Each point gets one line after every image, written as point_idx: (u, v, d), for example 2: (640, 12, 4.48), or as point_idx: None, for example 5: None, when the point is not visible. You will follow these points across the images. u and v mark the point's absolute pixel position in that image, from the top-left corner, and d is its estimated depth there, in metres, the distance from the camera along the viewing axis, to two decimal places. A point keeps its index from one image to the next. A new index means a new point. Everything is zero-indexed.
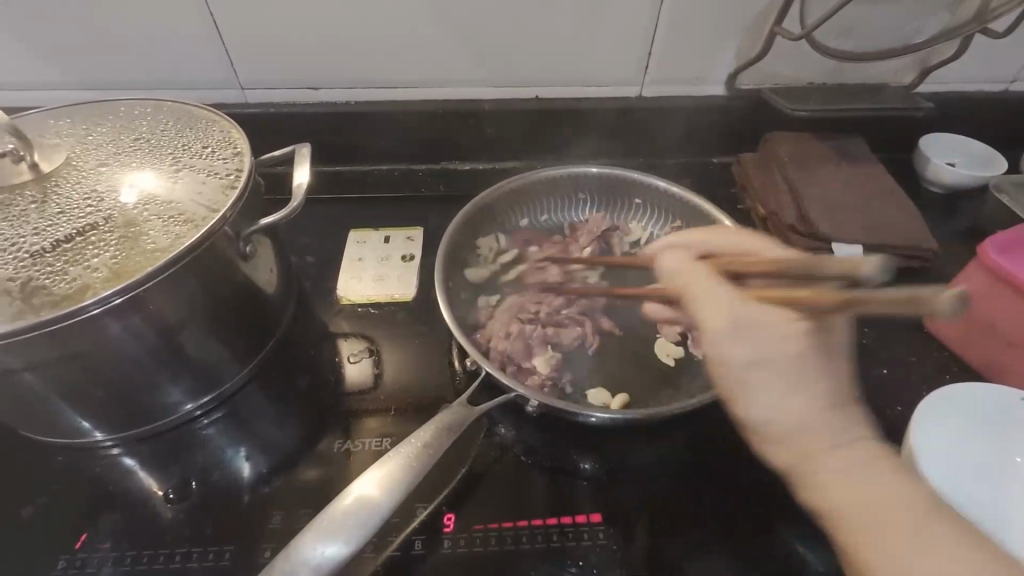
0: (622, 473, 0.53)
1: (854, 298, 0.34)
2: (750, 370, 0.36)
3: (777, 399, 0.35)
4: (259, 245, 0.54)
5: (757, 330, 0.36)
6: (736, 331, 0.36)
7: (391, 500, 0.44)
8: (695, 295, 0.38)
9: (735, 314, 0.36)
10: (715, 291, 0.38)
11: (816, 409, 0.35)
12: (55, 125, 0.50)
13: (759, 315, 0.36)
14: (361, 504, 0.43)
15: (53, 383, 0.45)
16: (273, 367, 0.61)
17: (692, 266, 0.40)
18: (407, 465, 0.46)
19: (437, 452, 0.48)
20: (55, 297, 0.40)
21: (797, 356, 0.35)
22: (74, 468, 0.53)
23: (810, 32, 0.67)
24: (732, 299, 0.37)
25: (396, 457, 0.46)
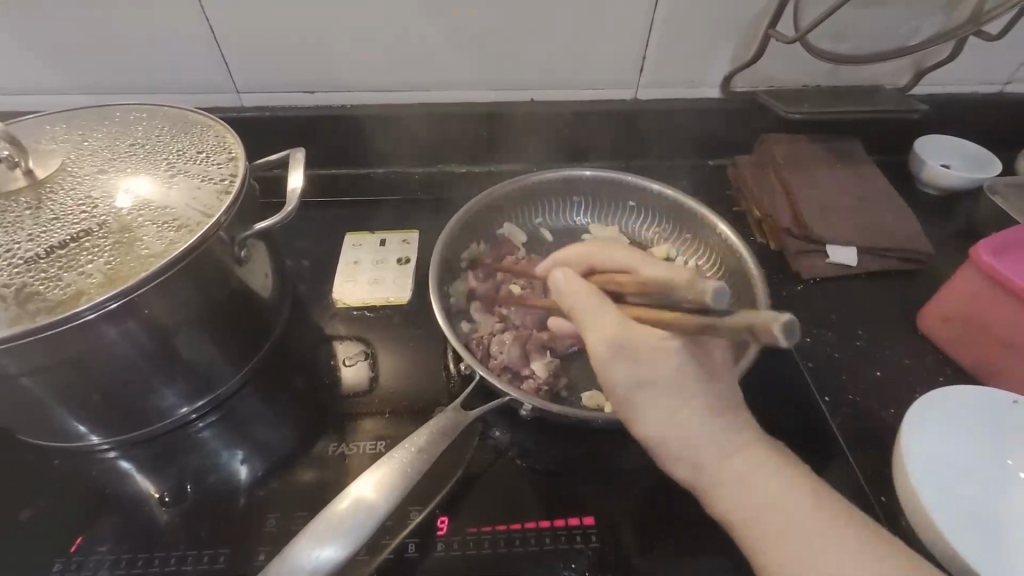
0: (615, 475, 0.53)
1: (705, 326, 0.34)
2: (641, 392, 0.41)
3: (661, 411, 0.41)
4: (254, 249, 0.54)
5: (656, 369, 0.40)
6: (618, 351, 0.40)
7: (385, 503, 0.44)
8: (584, 318, 0.43)
9: (621, 342, 0.41)
10: (590, 306, 0.43)
11: (693, 409, 0.40)
12: (50, 131, 0.50)
13: (647, 340, 0.40)
14: (356, 509, 0.44)
15: (49, 387, 0.45)
16: (269, 371, 0.61)
17: (582, 288, 0.44)
18: (401, 469, 0.46)
19: (431, 457, 0.48)
20: (50, 303, 0.40)
21: (686, 380, 0.40)
22: (70, 472, 0.54)
23: (804, 34, 0.67)
24: (618, 318, 0.42)
25: (390, 462, 0.47)
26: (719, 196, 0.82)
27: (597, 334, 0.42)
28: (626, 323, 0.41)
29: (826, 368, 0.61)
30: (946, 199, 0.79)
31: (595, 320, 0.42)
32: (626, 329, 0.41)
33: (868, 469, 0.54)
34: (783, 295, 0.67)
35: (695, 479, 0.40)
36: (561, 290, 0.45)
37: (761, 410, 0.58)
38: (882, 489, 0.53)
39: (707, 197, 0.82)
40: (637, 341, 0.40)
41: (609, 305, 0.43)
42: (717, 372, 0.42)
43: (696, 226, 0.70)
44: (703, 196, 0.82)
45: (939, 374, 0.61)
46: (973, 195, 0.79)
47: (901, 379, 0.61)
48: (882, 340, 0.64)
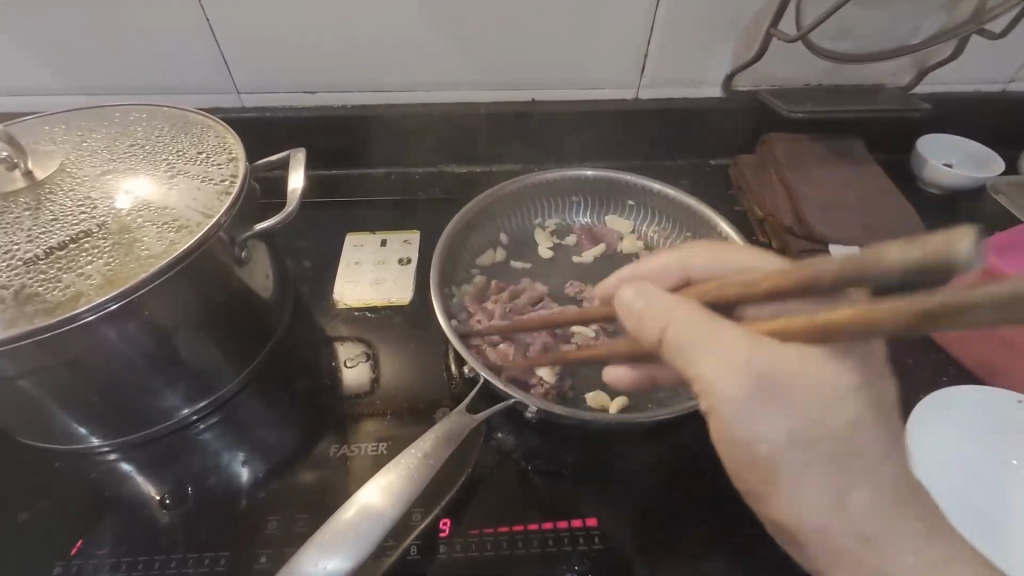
0: (619, 477, 0.53)
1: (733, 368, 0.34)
2: (742, 402, 0.35)
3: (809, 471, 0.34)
4: (255, 250, 0.54)
5: (797, 394, 0.34)
6: (753, 393, 0.34)
7: (390, 508, 0.44)
8: (686, 339, 0.37)
9: (740, 366, 0.34)
10: (689, 322, 0.37)
11: (793, 457, 0.34)
12: (50, 131, 0.50)
13: (756, 359, 0.34)
14: (361, 515, 0.43)
15: (48, 389, 0.45)
16: (269, 371, 0.61)
17: (663, 298, 0.39)
18: (406, 475, 0.46)
19: (434, 460, 0.48)
20: (49, 304, 0.40)
21: (794, 385, 0.34)
22: (71, 474, 0.54)
23: (805, 33, 0.67)
24: (700, 318, 0.37)
25: (394, 467, 0.46)
26: (721, 195, 0.81)
27: (714, 366, 0.35)
28: (739, 339, 0.35)
29: None
30: (949, 198, 0.79)
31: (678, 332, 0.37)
32: (711, 337, 0.36)
33: None
34: None
35: (740, 440, 0.36)
36: (639, 312, 0.40)
37: None
38: None
39: (709, 197, 0.81)
40: (777, 346, 0.34)
41: (677, 302, 0.39)
42: (875, 363, 0.36)
43: (697, 226, 0.70)
44: (705, 196, 0.82)
45: (943, 374, 0.61)
46: (976, 194, 0.79)
47: (907, 379, 0.60)
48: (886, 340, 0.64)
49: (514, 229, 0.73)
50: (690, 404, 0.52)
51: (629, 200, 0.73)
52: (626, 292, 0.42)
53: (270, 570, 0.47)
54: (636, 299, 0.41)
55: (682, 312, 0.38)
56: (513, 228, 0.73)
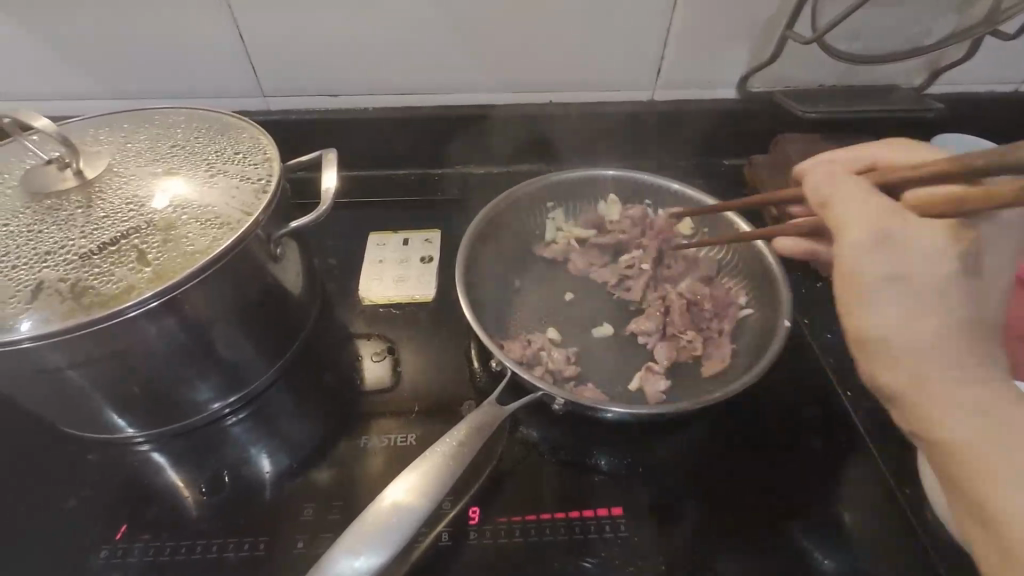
0: (640, 467, 0.54)
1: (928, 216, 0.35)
2: (876, 272, 0.35)
3: (896, 304, 0.34)
4: (288, 246, 0.56)
5: (926, 318, 0.34)
6: (881, 241, 0.35)
7: (428, 499, 0.45)
8: (830, 196, 0.39)
9: (887, 230, 0.35)
10: (853, 193, 0.37)
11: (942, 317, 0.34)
12: (94, 133, 0.52)
13: (894, 221, 0.35)
14: (399, 504, 0.45)
15: (96, 380, 0.47)
16: (299, 366, 0.63)
17: (834, 176, 0.40)
18: (441, 468, 0.47)
19: (469, 452, 0.49)
20: (102, 296, 0.42)
21: (917, 274, 0.34)
22: (111, 463, 0.55)
23: (820, 36, 0.68)
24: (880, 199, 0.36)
25: (425, 461, 0.48)
26: (736, 195, 0.83)
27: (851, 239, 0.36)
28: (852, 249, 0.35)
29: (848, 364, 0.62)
30: None
31: (862, 206, 0.36)
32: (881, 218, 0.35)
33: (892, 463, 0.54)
34: (802, 292, 0.68)
35: (878, 337, 0.35)
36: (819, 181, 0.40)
37: (781, 403, 0.59)
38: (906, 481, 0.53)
39: (724, 196, 0.82)
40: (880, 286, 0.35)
41: (873, 195, 0.37)
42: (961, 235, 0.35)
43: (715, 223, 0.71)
44: (721, 196, 0.83)
45: None
46: None
47: None
48: None
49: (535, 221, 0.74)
50: (714, 395, 0.53)
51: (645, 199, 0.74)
52: (814, 175, 0.41)
53: (306, 555, 0.49)
54: (821, 180, 0.40)
55: (907, 230, 0.35)
56: (534, 220, 0.74)
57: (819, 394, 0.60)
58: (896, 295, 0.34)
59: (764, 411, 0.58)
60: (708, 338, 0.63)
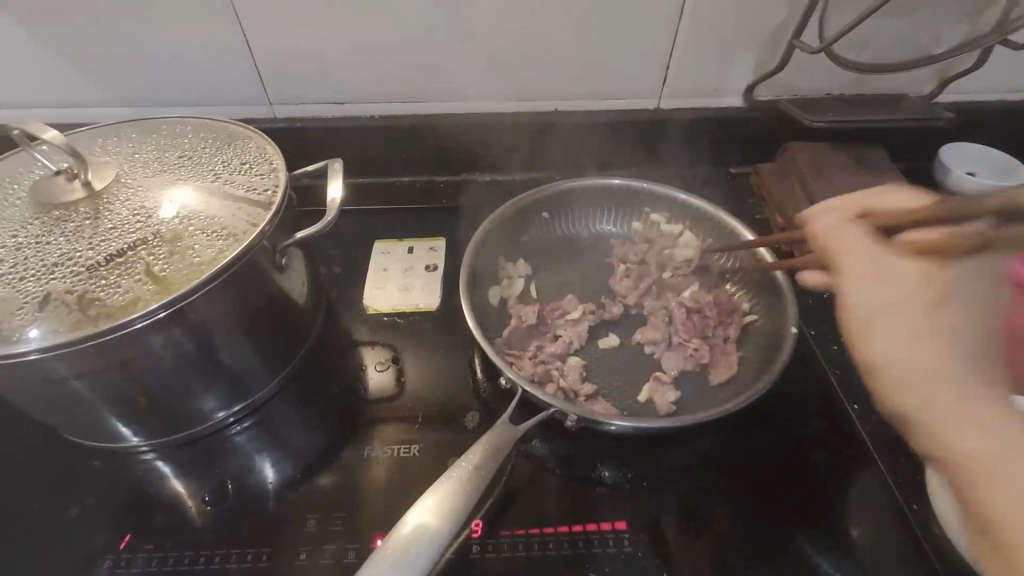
0: (645, 480, 0.54)
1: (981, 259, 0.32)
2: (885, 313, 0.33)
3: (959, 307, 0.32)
4: (293, 256, 0.56)
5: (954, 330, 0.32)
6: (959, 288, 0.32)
7: (445, 527, 0.45)
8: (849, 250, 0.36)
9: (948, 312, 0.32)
10: (867, 251, 0.35)
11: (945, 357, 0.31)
12: (102, 143, 0.53)
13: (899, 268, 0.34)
14: (418, 531, 0.44)
15: (101, 389, 0.47)
16: (303, 374, 0.63)
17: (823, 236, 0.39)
18: (458, 493, 0.47)
19: (486, 477, 0.48)
20: (109, 309, 0.42)
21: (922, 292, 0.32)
22: (117, 472, 0.56)
23: (827, 45, 0.67)
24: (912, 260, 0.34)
25: (446, 482, 0.47)
26: (742, 204, 0.82)
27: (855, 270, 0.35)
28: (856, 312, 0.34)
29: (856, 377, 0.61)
30: None
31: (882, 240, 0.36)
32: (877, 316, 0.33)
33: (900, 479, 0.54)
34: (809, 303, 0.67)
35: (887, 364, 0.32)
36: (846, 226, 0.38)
37: (788, 416, 0.59)
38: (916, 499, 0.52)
39: (729, 205, 0.82)
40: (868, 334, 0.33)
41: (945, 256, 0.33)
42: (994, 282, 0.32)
43: (720, 233, 0.70)
44: (727, 204, 0.82)
45: None
46: None
47: None
48: None
49: (542, 221, 0.73)
50: (724, 408, 0.52)
51: (650, 208, 0.74)
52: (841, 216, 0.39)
53: (308, 567, 0.49)
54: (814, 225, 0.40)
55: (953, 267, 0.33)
56: (542, 219, 0.73)
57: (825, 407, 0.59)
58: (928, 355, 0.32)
59: (770, 424, 0.58)
60: (714, 348, 0.62)
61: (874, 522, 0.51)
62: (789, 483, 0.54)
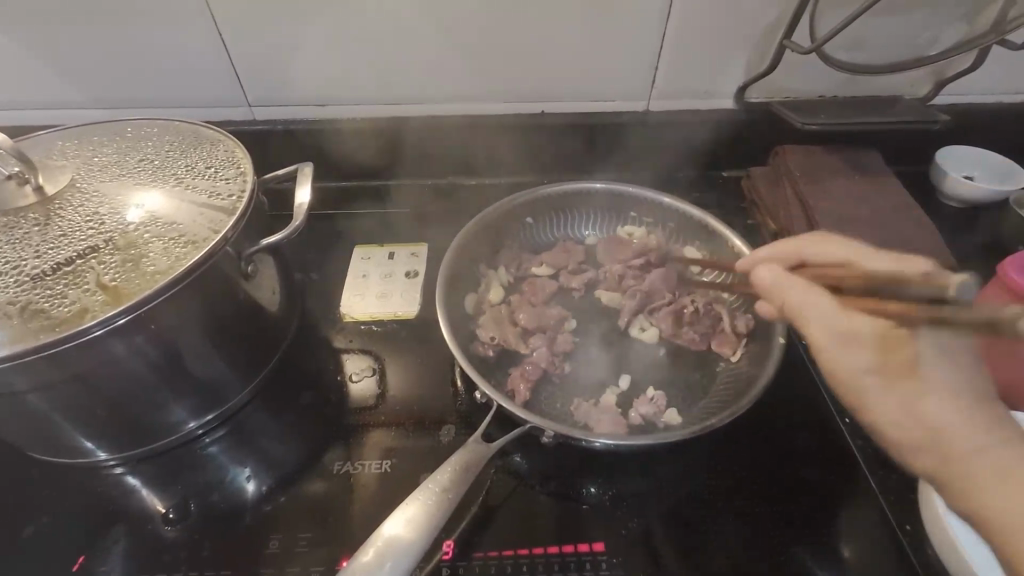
0: (626, 499, 0.51)
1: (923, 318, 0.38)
2: (867, 377, 0.39)
3: (840, 348, 0.40)
4: (261, 262, 0.54)
5: (914, 374, 0.38)
6: (842, 339, 0.40)
7: (412, 553, 0.43)
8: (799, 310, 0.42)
9: (860, 371, 0.39)
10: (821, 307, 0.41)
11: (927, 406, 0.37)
12: (60, 146, 0.51)
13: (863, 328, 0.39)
14: (380, 558, 0.42)
15: (56, 404, 0.45)
16: (276, 385, 0.61)
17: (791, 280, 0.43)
18: (425, 516, 0.44)
19: (455, 498, 0.46)
20: (55, 320, 0.40)
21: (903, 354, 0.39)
22: (78, 487, 0.53)
23: (819, 46, 0.65)
24: (838, 305, 0.41)
25: (411, 506, 0.45)
26: (732, 208, 0.80)
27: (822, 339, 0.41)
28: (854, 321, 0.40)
29: None
30: (969, 211, 0.77)
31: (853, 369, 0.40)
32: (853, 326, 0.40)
33: (892, 498, 0.51)
34: None
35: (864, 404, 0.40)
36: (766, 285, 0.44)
37: (776, 429, 0.56)
38: (907, 518, 0.50)
39: (719, 210, 0.80)
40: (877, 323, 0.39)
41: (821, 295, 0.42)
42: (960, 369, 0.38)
43: (708, 238, 0.68)
44: (716, 209, 0.80)
45: None
46: (998, 207, 0.77)
47: None
48: None
49: (525, 225, 0.71)
50: (709, 423, 0.50)
51: (636, 213, 0.72)
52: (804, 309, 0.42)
53: None
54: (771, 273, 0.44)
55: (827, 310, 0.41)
56: (525, 223, 0.71)
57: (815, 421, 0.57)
58: (898, 418, 0.38)
59: (757, 438, 0.56)
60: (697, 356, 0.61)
61: (864, 542, 0.49)
62: (777, 500, 0.51)
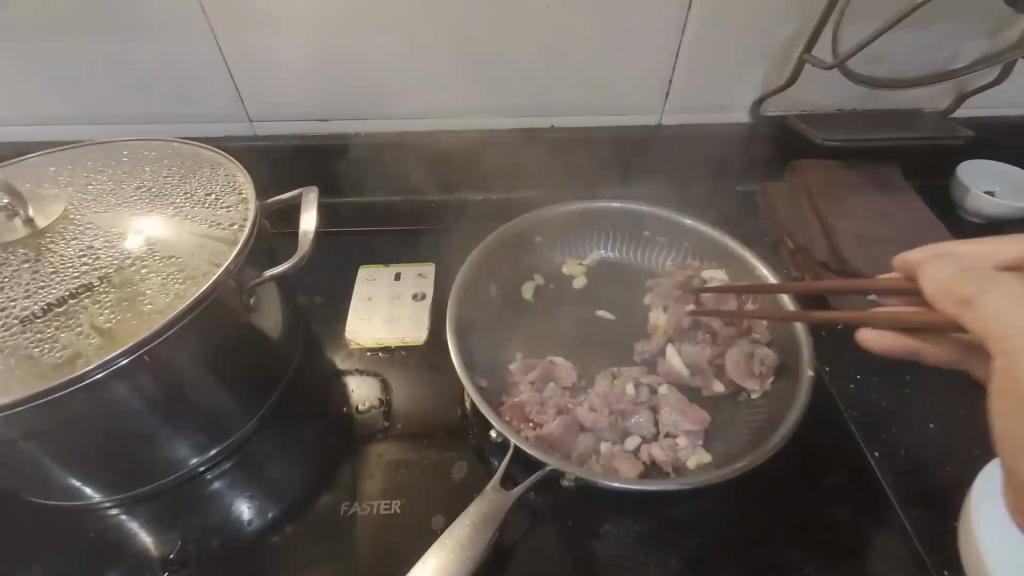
0: (650, 541, 0.49)
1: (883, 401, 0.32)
2: None
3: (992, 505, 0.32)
4: (264, 291, 0.51)
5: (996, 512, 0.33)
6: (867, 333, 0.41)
7: None
8: None
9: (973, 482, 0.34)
10: None
11: None
12: (53, 174, 0.48)
13: None
14: None
15: (49, 449, 0.43)
16: (280, 416, 0.58)
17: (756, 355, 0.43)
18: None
19: (474, 555, 0.43)
20: (46, 366, 0.38)
21: None
22: (73, 529, 0.51)
23: (841, 61, 0.63)
24: None
25: (427, 565, 0.42)
26: (748, 225, 0.78)
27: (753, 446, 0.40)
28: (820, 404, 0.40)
29: (875, 420, 0.56)
30: (992, 228, 0.75)
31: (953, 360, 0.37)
32: None
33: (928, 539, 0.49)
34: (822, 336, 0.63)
35: None
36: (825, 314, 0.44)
37: (806, 465, 0.54)
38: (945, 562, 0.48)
39: (734, 227, 0.78)
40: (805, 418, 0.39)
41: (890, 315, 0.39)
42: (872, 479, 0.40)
43: (726, 259, 0.66)
44: (732, 226, 0.78)
45: None
46: None
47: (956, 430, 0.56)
48: (932, 389, 0.59)
49: (536, 245, 0.69)
50: (736, 466, 0.47)
51: (650, 232, 0.69)
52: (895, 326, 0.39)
53: None
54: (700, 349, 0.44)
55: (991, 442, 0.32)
56: (535, 243, 0.69)
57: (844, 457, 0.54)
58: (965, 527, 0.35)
59: (784, 473, 0.53)
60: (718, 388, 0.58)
61: None
62: (808, 543, 0.49)
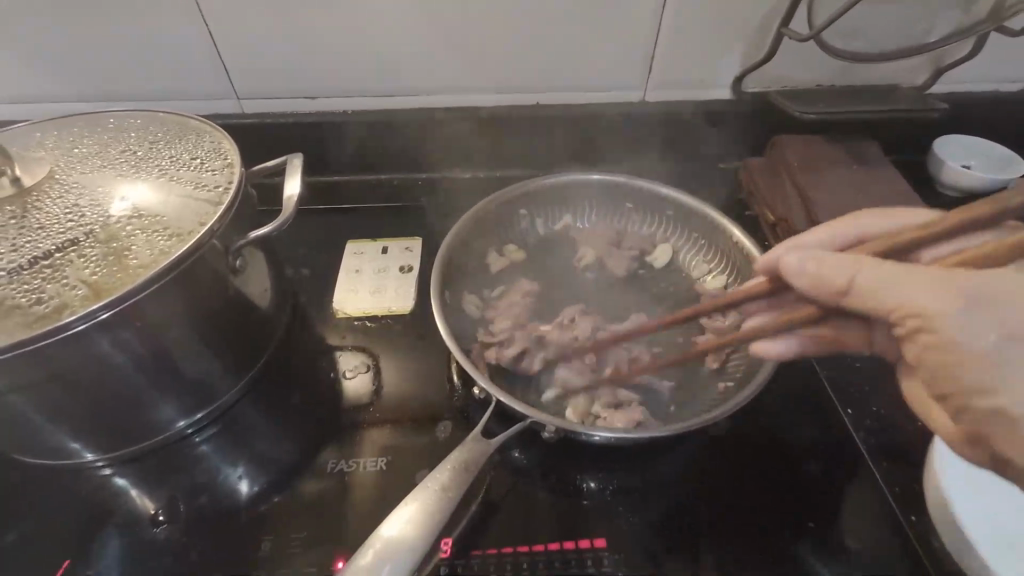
0: (628, 492, 0.50)
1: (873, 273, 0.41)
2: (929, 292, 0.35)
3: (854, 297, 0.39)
4: (251, 256, 0.52)
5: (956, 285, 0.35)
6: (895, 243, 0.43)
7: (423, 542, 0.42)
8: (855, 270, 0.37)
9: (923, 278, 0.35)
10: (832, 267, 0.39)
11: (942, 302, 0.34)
12: (38, 139, 0.49)
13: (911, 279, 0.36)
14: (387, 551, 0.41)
15: (37, 404, 0.44)
16: (267, 382, 0.59)
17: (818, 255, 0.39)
18: (427, 510, 0.43)
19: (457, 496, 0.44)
20: (34, 316, 0.39)
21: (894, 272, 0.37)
22: (64, 489, 0.52)
23: (818, 33, 0.64)
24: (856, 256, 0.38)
25: (412, 503, 0.43)
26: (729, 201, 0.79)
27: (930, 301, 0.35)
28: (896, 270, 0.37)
29: (848, 379, 0.58)
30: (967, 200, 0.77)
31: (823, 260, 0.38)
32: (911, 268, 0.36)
33: (896, 488, 0.51)
34: None
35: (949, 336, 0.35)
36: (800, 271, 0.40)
37: (782, 421, 0.55)
38: (912, 508, 0.49)
39: (716, 202, 0.79)
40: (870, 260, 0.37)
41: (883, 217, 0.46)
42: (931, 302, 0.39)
43: (708, 232, 0.67)
44: (712, 200, 0.80)
45: None
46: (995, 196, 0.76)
47: None
48: None
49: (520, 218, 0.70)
50: (712, 416, 0.48)
51: (633, 205, 0.71)
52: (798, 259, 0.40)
53: None
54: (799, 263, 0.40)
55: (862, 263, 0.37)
56: (519, 216, 0.70)
57: (819, 414, 0.56)
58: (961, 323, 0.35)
59: (759, 429, 0.55)
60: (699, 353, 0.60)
61: (864, 532, 0.48)
62: (782, 492, 0.51)
